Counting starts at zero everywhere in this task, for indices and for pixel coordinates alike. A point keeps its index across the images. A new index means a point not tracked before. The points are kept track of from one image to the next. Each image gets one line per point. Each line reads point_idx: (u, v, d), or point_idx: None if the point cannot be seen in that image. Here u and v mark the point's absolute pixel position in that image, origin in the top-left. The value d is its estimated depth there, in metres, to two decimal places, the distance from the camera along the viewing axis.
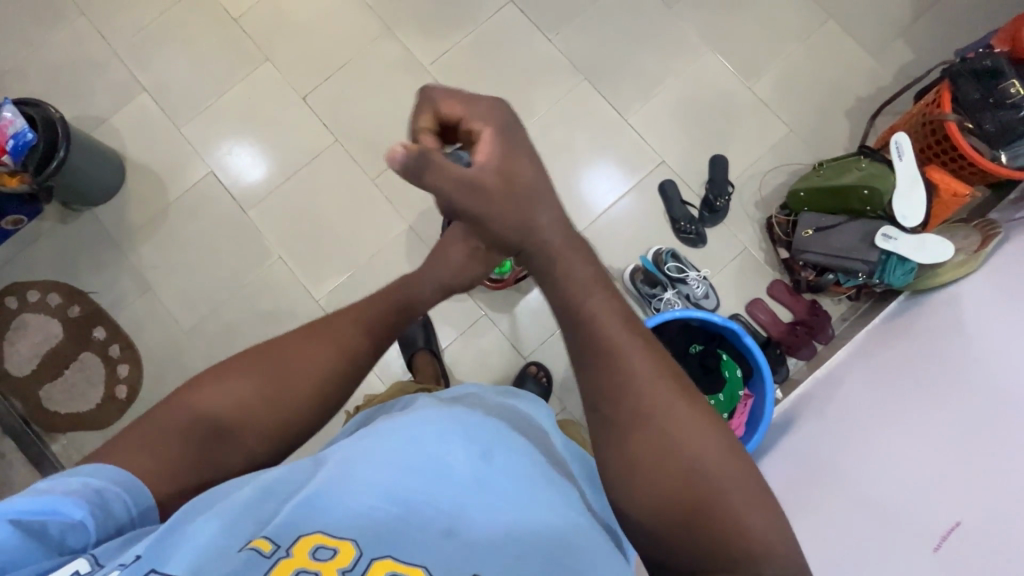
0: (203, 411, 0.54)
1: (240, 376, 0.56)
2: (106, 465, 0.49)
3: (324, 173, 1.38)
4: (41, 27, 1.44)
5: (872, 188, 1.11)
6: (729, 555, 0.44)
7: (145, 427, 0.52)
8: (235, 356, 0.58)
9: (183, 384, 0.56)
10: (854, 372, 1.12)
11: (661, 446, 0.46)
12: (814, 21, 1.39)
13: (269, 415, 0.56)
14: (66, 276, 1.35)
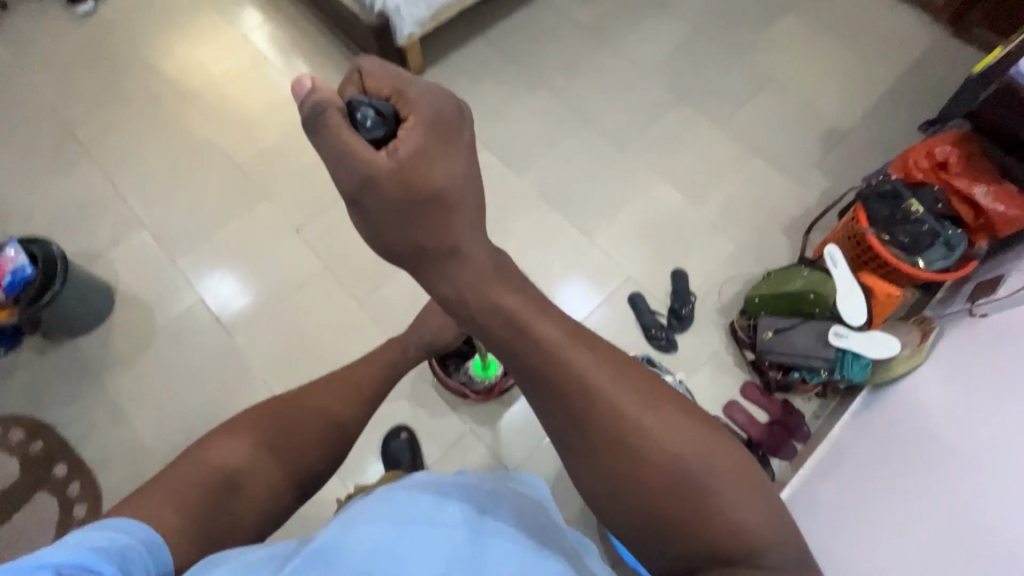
0: (223, 469, 0.64)
1: (249, 435, 0.69)
2: (131, 523, 0.54)
3: (312, 297, 1.44)
4: (54, 175, 1.57)
5: (818, 291, 1.25)
6: (718, 550, 0.48)
7: (169, 485, 0.60)
8: (248, 432, 0.69)
9: (204, 454, 0.65)
10: (839, 465, 1.13)
11: (625, 450, 0.49)
12: (743, 157, 1.65)
13: (268, 462, 0.67)
14: (33, 410, 1.31)
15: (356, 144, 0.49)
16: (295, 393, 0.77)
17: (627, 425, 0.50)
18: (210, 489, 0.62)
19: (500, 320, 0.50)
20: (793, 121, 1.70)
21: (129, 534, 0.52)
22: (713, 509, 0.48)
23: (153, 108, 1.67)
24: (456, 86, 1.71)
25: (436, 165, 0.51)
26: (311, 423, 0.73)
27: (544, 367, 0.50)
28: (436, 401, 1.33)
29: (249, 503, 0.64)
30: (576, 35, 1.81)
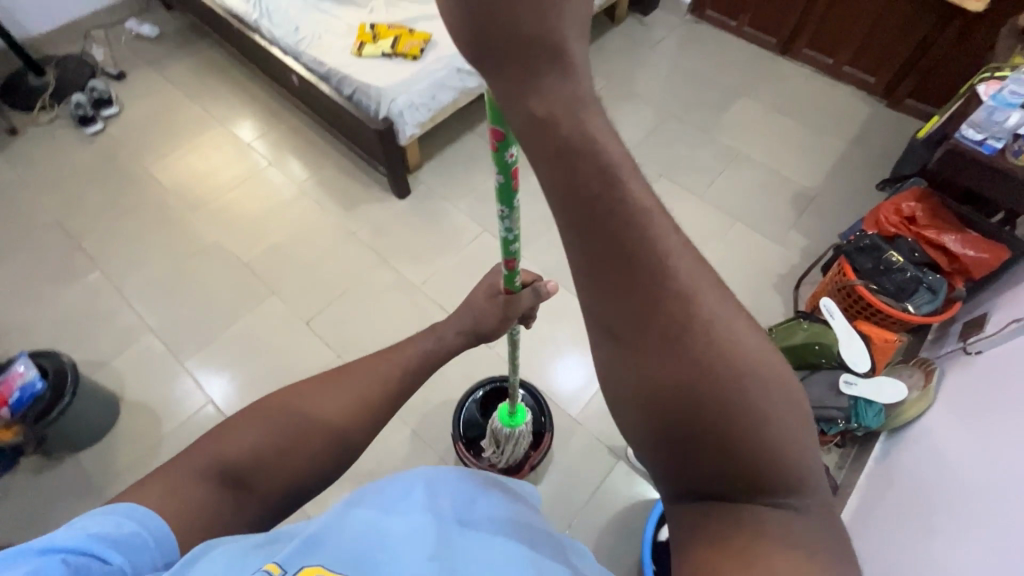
0: (220, 463, 0.52)
1: (246, 426, 0.56)
2: (142, 508, 0.47)
3: None
4: (60, 287, 1.57)
5: (822, 343, 1.29)
6: (735, 481, 0.32)
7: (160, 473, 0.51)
8: (255, 424, 0.56)
9: (207, 445, 0.54)
10: (878, 512, 1.12)
11: (671, 331, 0.33)
12: (725, 224, 1.77)
13: (255, 461, 0.54)
14: (28, 536, 1.22)
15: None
16: (312, 382, 0.62)
17: (701, 323, 0.33)
18: (204, 483, 0.51)
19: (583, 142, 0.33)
20: (764, 188, 1.85)
21: (140, 519, 0.46)
22: (787, 461, 0.33)
23: (160, 216, 1.73)
24: (453, 176, 1.82)
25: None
26: (321, 419, 0.58)
27: (607, 221, 0.32)
28: None
29: (242, 511, 0.52)
30: None
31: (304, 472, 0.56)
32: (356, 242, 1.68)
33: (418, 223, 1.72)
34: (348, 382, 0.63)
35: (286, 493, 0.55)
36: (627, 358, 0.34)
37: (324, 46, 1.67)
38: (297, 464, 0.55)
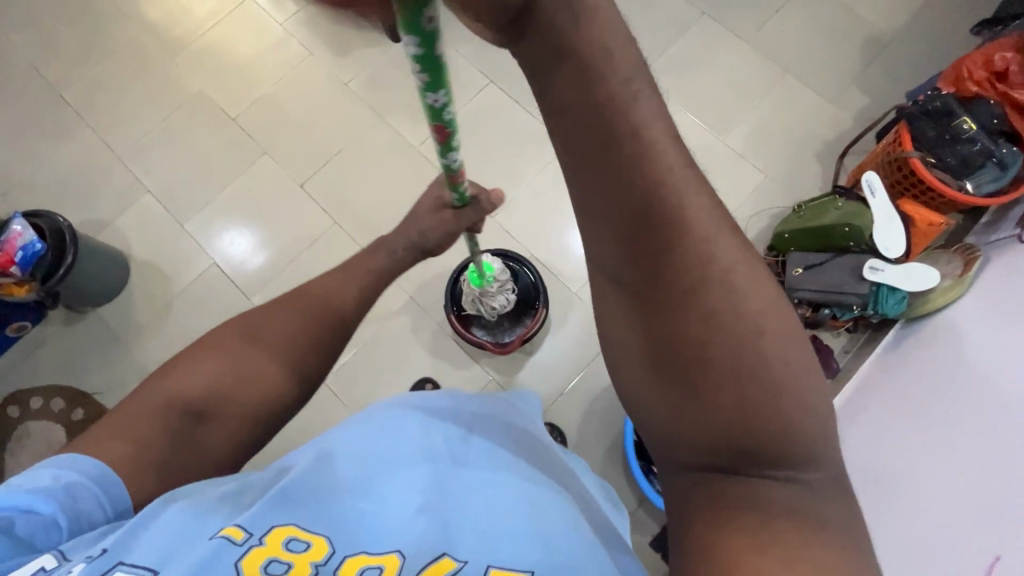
0: (179, 395, 0.62)
1: (206, 365, 0.66)
2: (79, 460, 0.54)
3: (324, 254, 1.42)
4: (51, 141, 1.52)
5: (853, 225, 1.16)
6: (754, 452, 0.40)
7: (125, 411, 0.60)
8: (207, 359, 0.66)
9: (164, 383, 0.63)
10: (867, 403, 1.12)
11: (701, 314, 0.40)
12: (773, 77, 1.51)
13: (217, 400, 0.64)
14: (71, 379, 1.34)
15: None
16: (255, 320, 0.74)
17: (735, 317, 0.40)
18: (172, 415, 0.61)
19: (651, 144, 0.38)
20: (828, 31, 1.53)
21: (77, 469, 0.53)
22: (777, 436, 0.40)
23: (138, 63, 1.58)
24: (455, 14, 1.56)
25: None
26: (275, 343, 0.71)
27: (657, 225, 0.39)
28: (456, 353, 1.34)
29: (213, 433, 0.63)
30: None
31: (264, 394, 0.67)
32: (348, 94, 1.52)
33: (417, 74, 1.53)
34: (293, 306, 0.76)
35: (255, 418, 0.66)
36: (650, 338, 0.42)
37: None
38: (253, 391, 0.66)
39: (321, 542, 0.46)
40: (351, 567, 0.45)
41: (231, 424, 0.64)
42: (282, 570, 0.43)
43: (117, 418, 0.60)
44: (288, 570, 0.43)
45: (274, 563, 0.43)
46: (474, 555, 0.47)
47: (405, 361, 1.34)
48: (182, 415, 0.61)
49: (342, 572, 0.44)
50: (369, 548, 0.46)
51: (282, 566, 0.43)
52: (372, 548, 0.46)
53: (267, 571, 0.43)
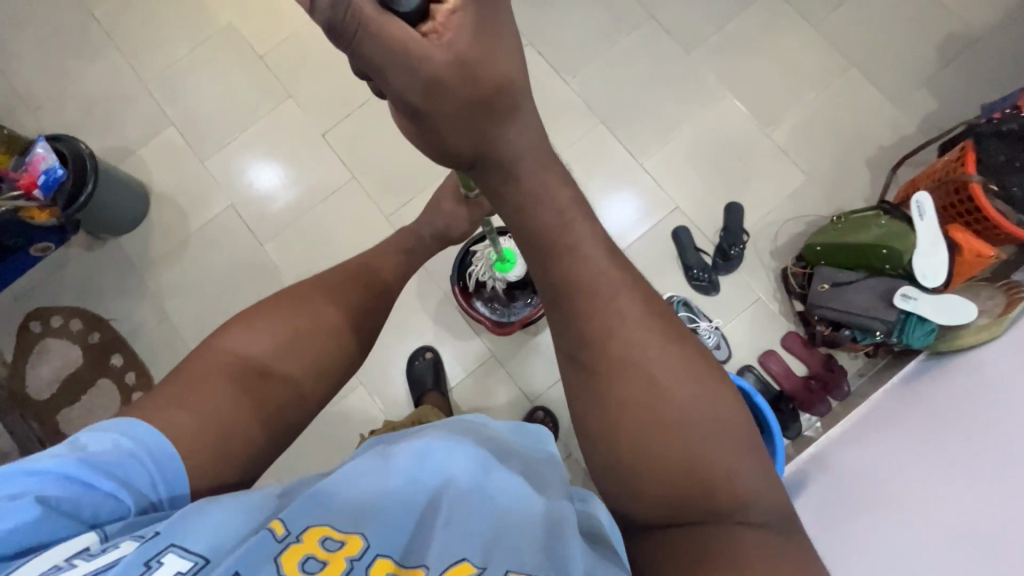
0: (237, 359, 0.70)
1: (266, 332, 0.73)
2: (139, 427, 0.60)
3: (339, 208, 1.40)
4: (81, 61, 1.51)
5: (891, 247, 1.08)
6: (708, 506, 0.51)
7: (192, 375, 0.67)
8: (261, 329, 0.73)
9: (226, 345, 0.71)
10: (874, 432, 1.09)
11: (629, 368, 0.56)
12: (836, 68, 1.38)
13: (279, 367, 0.71)
14: (88, 302, 1.38)
15: (385, 21, 0.44)
16: (303, 291, 0.79)
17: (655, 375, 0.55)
18: (232, 375, 0.68)
19: (565, 226, 0.57)
20: (908, 21, 1.38)
21: (136, 438, 0.60)
22: (725, 487, 0.52)
23: None
24: None
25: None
26: (327, 313, 0.77)
27: (597, 287, 0.57)
28: (460, 324, 1.34)
29: (267, 392, 0.69)
30: None
31: (313, 359, 0.74)
32: None
33: None
34: (323, 294, 0.79)
35: (309, 378, 0.73)
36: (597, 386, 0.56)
37: None
38: (303, 356, 0.73)
39: (355, 541, 0.49)
40: (379, 569, 0.48)
41: (280, 389, 0.70)
42: (317, 567, 0.46)
43: (185, 379, 0.67)
44: (324, 568, 0.46)
45: (310, 560, 0.47)
46: (494, 564, 0.48)
47: (407, 326, 1.34)
48: (241, 379, 0.69)
49: (372, 572, 0.47)
50: (395, 556, 0.49)
51: (318, 563, 0.47)
52: (400, 556, 0.49)
53: (304, 567, 0.46)
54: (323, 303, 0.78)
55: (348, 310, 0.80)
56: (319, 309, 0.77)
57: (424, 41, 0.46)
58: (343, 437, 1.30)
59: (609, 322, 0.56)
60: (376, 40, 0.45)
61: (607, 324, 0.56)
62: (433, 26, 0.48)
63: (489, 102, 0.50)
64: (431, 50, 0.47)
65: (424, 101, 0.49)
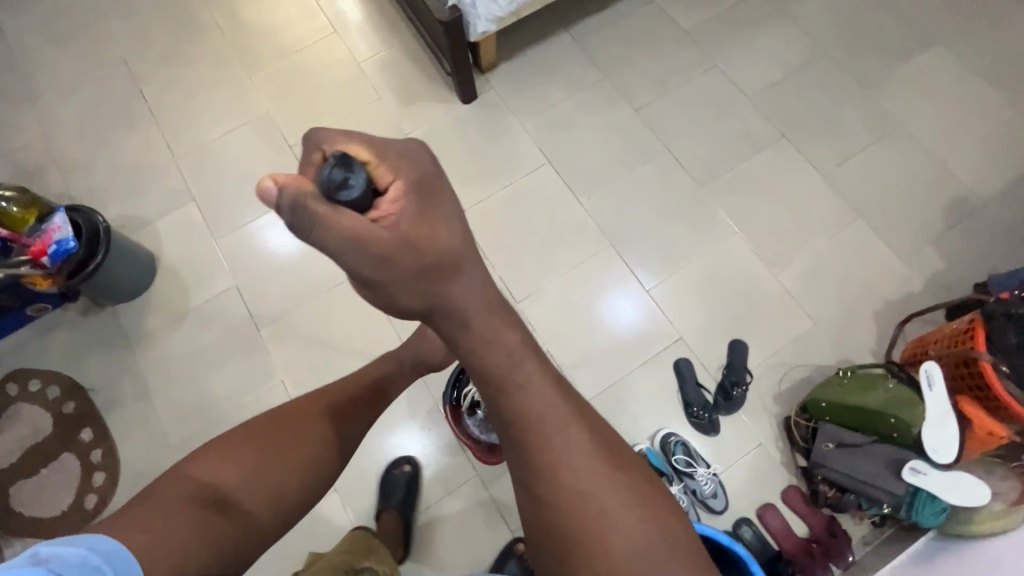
0: (205, 483, 0.66)
1: (238, 457, 0.69)
2: (103, 541, 0.56)
3: (342, 299, 1.40)
4: (119, 132, 1.57)
5: (898, 416, 1.05)
6: None
7: (155, 502, 0.63)
8: (231, 451, 0.70)
9: (196, 469, 0.67)
10: None
11: (580, 499, 0.54)
12: (843, 218, 1.41)
13: (242, 496, 0.67)
14: (71, 370, 1.35)
15: (340, 219, 0.49)
16: (285, 412, 0.78)
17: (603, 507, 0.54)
18: (198, 498, 0.65)
19: (526, 373, 0.56)
20: (914, 181, 1.43)
21: (97, 549, 0.56)
22: None
23: (217, 75, 1.62)
24: (529, 90, 1.55)
25: (402, 166, 0.53)
26: (309, 433, 0.75)
27: (553, 431, 0.56)
28: (448, 436, 1.28)
29: (233, 523, 0.65)
30: (673, 44, 1.59)
31: (286, 485, 0.70)
32: None
33: (476, 141, 1.51)
34: (307, 415, 0.78)
35: (280, 504, 0.69)
36: (549, 522, 0.55)
37: None
38: (275, 481, 0.70)
39: None
40: None
41: (247, 516, 0.67)
42: None
43: (148, 505, 0.63)
44: None
45: None
46: None
47: (393, 432, 1.29)
48: (207, 508, 0.64)
49: None
50: None
51: None
52: None
53: None
54: (306, 424, 0.76)
55: (329, 429, 0.78)
56: (300, 430, 0.75)
57: (372, 230, 0.50)
58: (307, 549, 1.21)
59: (556, 460, 0.55)
60: (334, 232, 0.49)
61: (553, 458, 0.55)
62: (379, 215, 0.51)
63: (434, 267, 0.54)
64: (378, 235, 0.51)
65: (377, 273, 0.52)
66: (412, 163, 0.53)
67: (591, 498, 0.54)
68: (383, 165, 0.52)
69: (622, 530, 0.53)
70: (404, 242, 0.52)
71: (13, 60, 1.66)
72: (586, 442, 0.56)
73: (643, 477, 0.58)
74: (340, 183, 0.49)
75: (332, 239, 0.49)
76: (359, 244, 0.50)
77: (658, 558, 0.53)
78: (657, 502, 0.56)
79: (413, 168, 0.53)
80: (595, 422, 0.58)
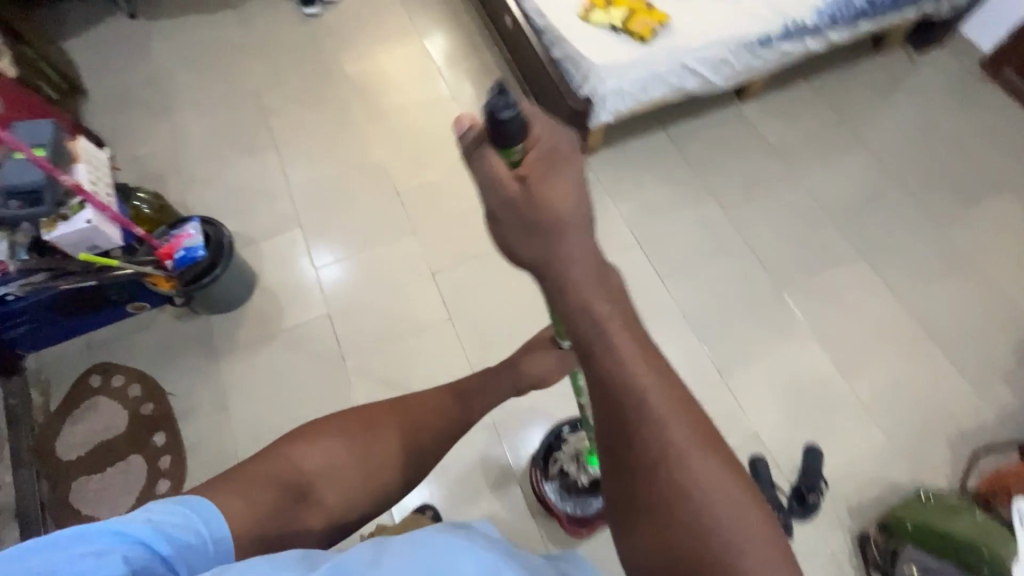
0: (295, 469, 0.66)
1: (327, 449, 0.69)
2: (208, 508, 0.58)
3: (428, 344, 1.43)
4: (241, 155, 1.68)
5: (990, 548, 1.04)
6: None
7: (250, 477, 0.64)
8: (326, 439, 0.70)
9: (291, 453, 0.67)
10: None
11: (678, 513, 0.43)
12: (917, 340, 1.47)
13: (321, 489, 0.67)
14: (155, 372, 1.36)
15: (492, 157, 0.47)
16: (375, 409, 0.75)
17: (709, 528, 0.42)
18: (286, 482, 0.65)
19: (621, 352, 0.45)
20: (985, 316, 1.49)
21: (201, 516, 0.57)
22: None
23: (339, 118, 1.76)
24: (624, 175, 1.68)
25: (541, 122, 0.49)
26: (392, 434, 0.73)
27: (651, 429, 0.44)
28: (517, 498, 1.27)
29: (313, 514, 0.65)
30: (761, 155, 1.72)
31: (365, 486, 0.70)
32: None
33: None
34: (395, 416, 0.75)
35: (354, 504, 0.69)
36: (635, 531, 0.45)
37: None
38: (355, 481, 0.69)
39: None
40: None
41: (328, 509, 0.67)
42: None
43: (243, 480, 0.64)
44: None
45: None
46: None
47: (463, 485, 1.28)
48: (294, 495, 0.64)
49: None
50: None
51: None
52: None
53: None
54: (389, 426, 0.74)
55: (409, 432, 0.75)
56: (384, 430, 0.73)
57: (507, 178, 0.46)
58: None
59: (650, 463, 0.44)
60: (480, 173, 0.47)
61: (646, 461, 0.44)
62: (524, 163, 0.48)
63: (537, 218, 0.46)
64: (508, 185, 0.46)
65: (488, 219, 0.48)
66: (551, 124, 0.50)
67: (699, 507, 0.42)
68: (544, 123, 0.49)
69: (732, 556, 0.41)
70: (524, 186, 0.47)
71: (155, 77, 1.81)
72: (688, 443, 0.44)
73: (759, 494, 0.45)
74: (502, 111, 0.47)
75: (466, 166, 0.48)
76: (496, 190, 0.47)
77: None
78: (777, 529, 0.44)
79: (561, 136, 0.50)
80: (696, 416, 0.46)
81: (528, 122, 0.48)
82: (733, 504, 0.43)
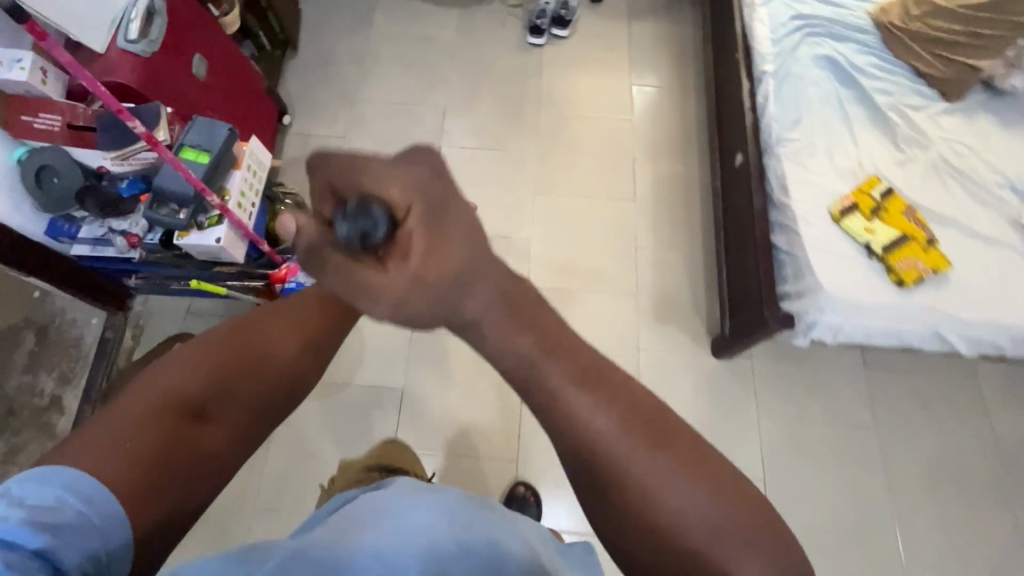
0: (168, 393, 0.42)
1: (203, 355, 0.44)
2: (65, 470, 0.39)
3: (482, 473, 1.27)
4: None
5: None
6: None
7: (103, 424, 0.40)
8: (196, 348, 0.45)
9: (152, 375, 0.43)
10: None
11: (611, 482, 0.37)
12: None
13: (227, 401, 0.44)
14: None
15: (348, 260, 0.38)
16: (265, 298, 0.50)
17: (640, 504, 0.37)
18: (159, 416, 0.41)
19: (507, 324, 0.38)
20: None
21: (62, 483, 0.38)
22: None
23: (510, 173, 1.60)
24: (784, 384, 1.38)
25: (402, 178, 0.39)
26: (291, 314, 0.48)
27: (570, 426, 0.38)
28: None
29: (216, 437, 0.43)
30: (968, 438, 1.34)
31: (278, 380, 0.46)
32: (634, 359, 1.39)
33: (702, 399, 1.36)
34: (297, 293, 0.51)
35: (268, 410, 0.46)
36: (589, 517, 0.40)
37: (808, 161, 1.15)
38: (259, 383, 0.45)
39: None
40: None
41: (233, 423, 0.44)
42: None
43: (98, 432, 0.40)
44: None
45: None
46: None
47: None
48: (172, 423, 0.41)
49: None
50: None
51: None
52: None
53: None
54: (294, 306, 0.49)
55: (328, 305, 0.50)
56: (285, 305, 0.49)
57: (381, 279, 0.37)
58: None
59: (573, 450, 0.38)
60: (346, 279, 0.37)
61: (575, 452, 0.38)
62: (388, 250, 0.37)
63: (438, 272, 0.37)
64: (388, 278, 0.37)
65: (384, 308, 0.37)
66: (409, 162, 0.39)
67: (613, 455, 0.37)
68: (396, 182, 0.38)
69: (652, 495, 0.37)
70: (411, 277, 0.37)
71: (361, 53, 1.76)
72: (610, 419, 0.38)
73: (661, 417, 0.39)
74: (358, 223, 0.37)
75: (344, 285, 0.37)
76: (371, 292, 0.37)
77: (707, 521, 0.36)
78: (688, 457, 0.38)
79: (411, 174, 0.39)
80: (601, 369, 0.39)
81: (388, 194, 0.38)
82: (623, 471, 0.37)
